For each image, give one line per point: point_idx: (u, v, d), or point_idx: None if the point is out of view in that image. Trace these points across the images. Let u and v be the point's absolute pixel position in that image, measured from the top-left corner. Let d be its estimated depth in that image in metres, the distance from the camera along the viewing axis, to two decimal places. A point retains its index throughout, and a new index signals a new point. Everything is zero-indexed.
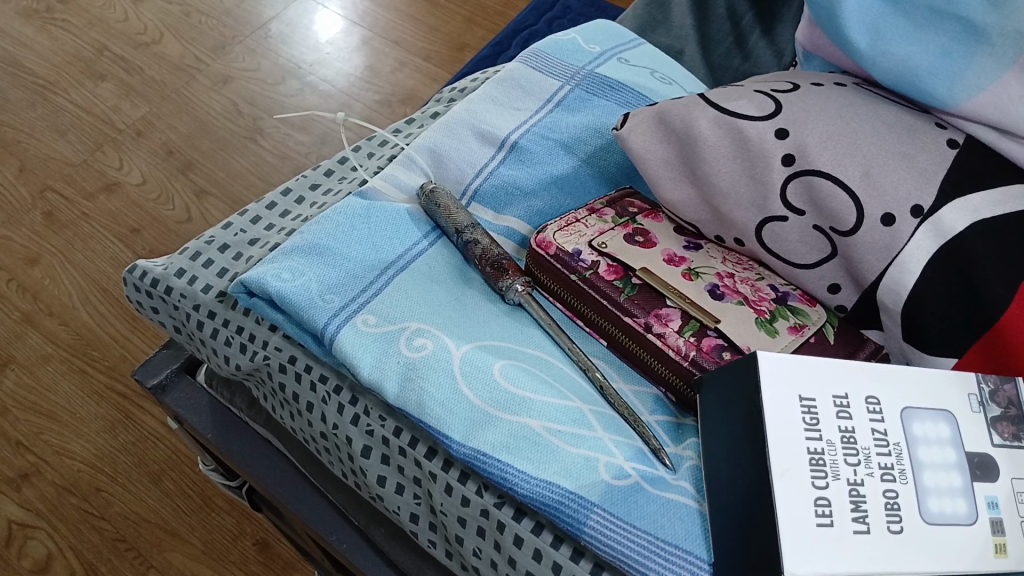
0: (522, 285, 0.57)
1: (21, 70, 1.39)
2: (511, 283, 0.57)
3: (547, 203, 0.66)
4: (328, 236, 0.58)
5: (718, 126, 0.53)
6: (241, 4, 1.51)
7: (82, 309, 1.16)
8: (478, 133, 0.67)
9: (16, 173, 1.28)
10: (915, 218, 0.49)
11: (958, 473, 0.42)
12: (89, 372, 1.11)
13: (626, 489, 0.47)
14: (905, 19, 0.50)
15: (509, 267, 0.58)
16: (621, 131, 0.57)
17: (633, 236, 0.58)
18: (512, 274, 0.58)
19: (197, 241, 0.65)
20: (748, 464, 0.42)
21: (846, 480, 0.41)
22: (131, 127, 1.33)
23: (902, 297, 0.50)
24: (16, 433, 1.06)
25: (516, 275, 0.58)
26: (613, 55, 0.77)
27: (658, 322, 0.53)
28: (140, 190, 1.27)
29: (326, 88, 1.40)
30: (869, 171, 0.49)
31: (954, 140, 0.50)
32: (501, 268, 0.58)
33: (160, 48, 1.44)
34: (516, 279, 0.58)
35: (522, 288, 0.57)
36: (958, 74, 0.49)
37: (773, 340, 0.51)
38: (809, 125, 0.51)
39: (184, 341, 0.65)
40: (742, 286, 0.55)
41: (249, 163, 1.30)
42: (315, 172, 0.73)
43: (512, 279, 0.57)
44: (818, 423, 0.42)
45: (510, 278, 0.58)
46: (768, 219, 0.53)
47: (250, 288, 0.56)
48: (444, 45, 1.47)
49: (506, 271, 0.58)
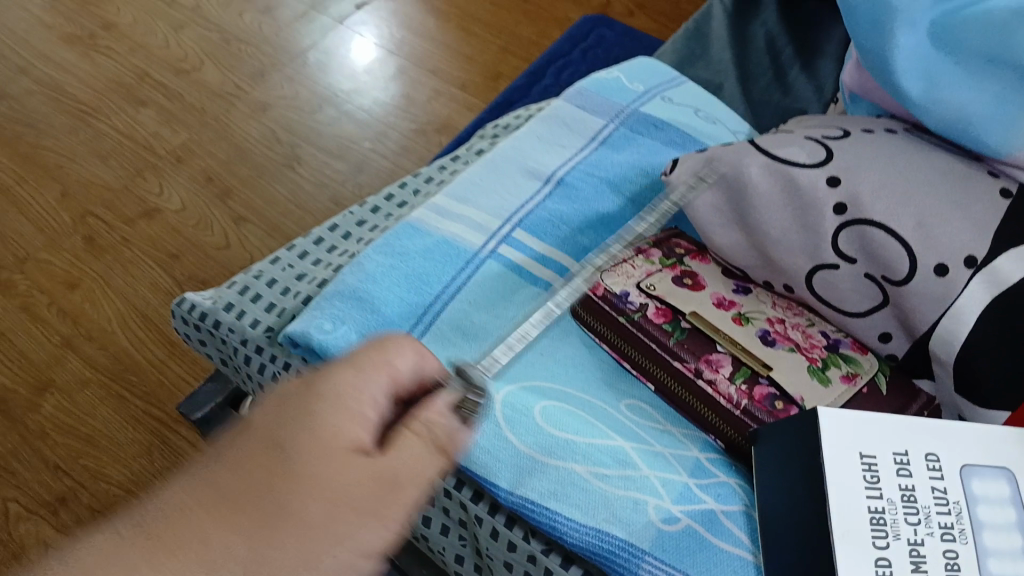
0: (458, 429, 0.42)
1: (62, 93, 1.33)
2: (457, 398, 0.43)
3: (592, 241, 0.66)
4: (367, 283, 0.60)
5: (769, 173, 0.53)
6: (279, 31, 1.44)
7: (121, 334, 1.08)
8: (525, 171, 0.69)
9: (57, 197, 1.21)
10: (968, 269, 0.48)
11: (1020, 535, 0.40)
12: (127, 398, 1.03)
13: (676, 534, 0.47)
14: (959, 67, 0.50)
15: (440, 400, 0.42)
16: (677, 201, 0.59)
17: (681, 278, 0.58)
18: (445, 423, 0.41)
19: (245, 275, 0.66)
20: (810, 520, 0.42)
21: (907, 539, 0.40)
22: (172, 153, 1.27)
23: (954, 348, 0.49)
24: (55, 456, 0.98)
25: (450, 413, 0.42)
26: (657, 93, 0.78)
27: (708, 367, 0.52)
28: (178, 217, 1.20)
29: (363, 117, 1.33)
30: (922, 222, 0.49)
31: (1007, 190, 0.49)
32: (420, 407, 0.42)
33: (199, 75, 1.37)
34: (455, 436, 0.42)
35: (445, 447, 0.42)
36: (1011, 123, 0.49)
37: (826, 390, 0.51)
38: (862, 172, 0.51)
39: (231, 373, 0.66)
40: (793, 333, 0.54)
41: (286, 191, 1.24)
42: (362, 209, 0.73)
43: (434, 436, 0.41)
44: (878, 480, 0.41)
45: (439, 433, 0.41)
46: (819, 267, 0.52)
47: (293, 340, 0.57)
48: (479, 74, 1.39)
49: (425, 418, 0.41)
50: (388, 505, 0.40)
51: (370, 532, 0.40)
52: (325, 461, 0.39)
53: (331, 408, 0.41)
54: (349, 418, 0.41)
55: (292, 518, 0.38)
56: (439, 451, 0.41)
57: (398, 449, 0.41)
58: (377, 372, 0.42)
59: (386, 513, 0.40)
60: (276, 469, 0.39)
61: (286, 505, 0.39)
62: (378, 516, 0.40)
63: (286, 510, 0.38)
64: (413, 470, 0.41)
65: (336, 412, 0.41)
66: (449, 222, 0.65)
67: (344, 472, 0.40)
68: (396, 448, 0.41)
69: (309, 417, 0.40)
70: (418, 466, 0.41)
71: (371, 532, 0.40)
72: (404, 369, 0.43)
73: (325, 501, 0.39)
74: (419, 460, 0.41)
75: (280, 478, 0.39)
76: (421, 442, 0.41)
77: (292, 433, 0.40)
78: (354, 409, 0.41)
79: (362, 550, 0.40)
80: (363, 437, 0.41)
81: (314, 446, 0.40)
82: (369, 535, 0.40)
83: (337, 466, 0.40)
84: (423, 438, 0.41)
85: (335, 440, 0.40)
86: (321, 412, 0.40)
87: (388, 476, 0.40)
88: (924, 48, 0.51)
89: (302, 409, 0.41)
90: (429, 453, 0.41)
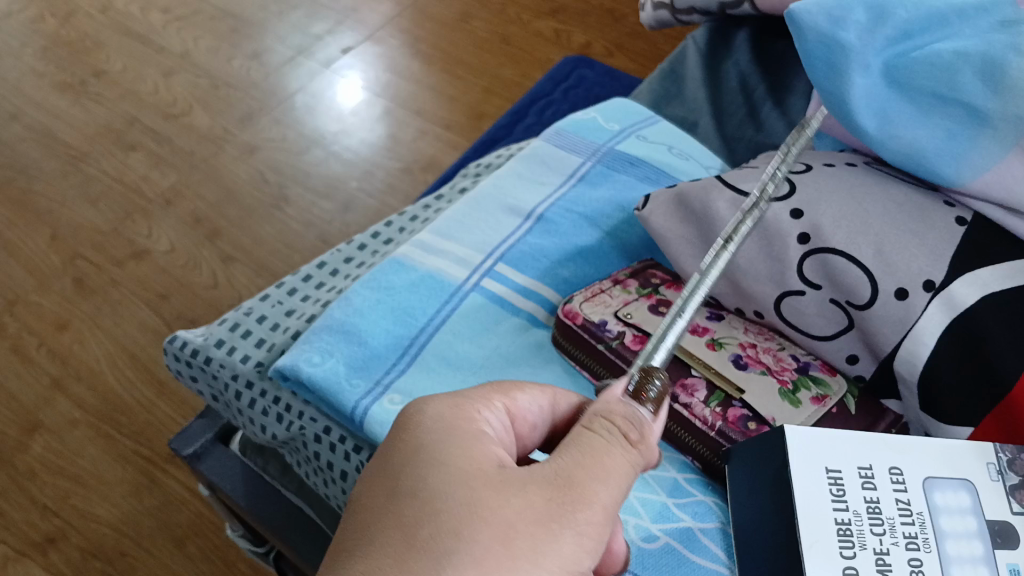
0: (644, 416, 0.41)
1: (54, 140, 1.36)
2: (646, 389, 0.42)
3: (572, 273, 0.68)
4: (353, 317, 0.62)
5: (735, 208, 0.56)
6: (267, 75, 1.48)
7: (109, 374, 1.09)
8: (507, 208, 0.72)
9: (47, 241, 1.23)
10: (926, 292, 0.50)
11: (979, 542, 0.42)
12: (115, 438, 1.04)
13: (656, 552, 0.49)
14: (912, 105, 0.53)
15: (613, 395, 0.42)
16: (654, 233, 0.60)
17: (657, 307, 0.60)
18: (626, 411, 0.40)
19: (236, 313, 0.68)
20: (780, 536, 0.44)
21: (873, 549, 0.42)
22: (161, 196, 1.29)
23: (917, 368, 0.51)
24: (43, 497, 0.98)
25: (628, 403, 0.41)
26: (631, 132, 0.82)
27: (684, 392, 0.55)
28: (167, 258, 1.22)
29: (350, 156, 1.36)
30: (881, 249, 0.51)
31: (962, 218, 0.52)
32: (596, 408, 0.41)
33: (189, 120, 1.40)
34: (640, 426, 0.40)
35: (635, 440, 0.39)
36: (962, 155, 0.52)
37: (795, 411, 0.53)
38: (822, 205, 0.53)
39: (221, 409, 0.67)
40: (764, 356, 0.57)
41: (274, 231, 1.26)
42: (349, 247, 0.75)
43: (618, 428, 0.39)
44: (844, 493, 0.43)
45: (622, 424, 0.39)
46: (786, 293, 0.55)
47: (284, 374, 0.59)
48: (463, 115, 1.43)
49: (605, 413, 0.40)
50: (577, 511, 0.35)
51: (571, 546, 0.35)
52: (481, 483, 0.36)
53: (462, 436, 0.38)
54: (488, 443, 0.39)
55: (459, 554, 0.34)
56: (629, 441, 0.39)
57: (584, 447, 0.38)
58: (496, 405, 0.41)
59: (580, 521, 0.35)
60: (423, 507, 0.35)
61: (455, 535, 0.34)
62: (576, 525, 0.35)
63: (445, 542, 0.34)
64: (602, 465, 0.37)
65: (473, 440, 0.38)
66: (434, 257, 0.68)
67: (508, 491, 0.35)
68: (576, 446, 0.38)
69: (437, 449, 0.38)
70: (610, 458, 0.38)
71: (572, 546, 0.35)
72: (525, 409, 0.43)
73: (496, 524, 0.34)
74: (608, 451, 0.38)
75: (433, 513, 0.35)
76: (603, 434, 0.39)
77: (417, 471, 0.37)
78: (489, 435, 0.39)
79: (567, 567, 0.35)
80: (507, 459, 0.38)
81: (453, 473, 0.36)
82: (569, 549, 0.35)
83: (503, 486, 0.36)
84: (603, 430, 0.39)
85: (482, 464, 0.37)
86: (450, 441, 0.38)
87: (572, 475, 0.36)
88: (878, 88, 0.54)
89: (420, 442, 0.38)
90: (618, 442, 0.38)
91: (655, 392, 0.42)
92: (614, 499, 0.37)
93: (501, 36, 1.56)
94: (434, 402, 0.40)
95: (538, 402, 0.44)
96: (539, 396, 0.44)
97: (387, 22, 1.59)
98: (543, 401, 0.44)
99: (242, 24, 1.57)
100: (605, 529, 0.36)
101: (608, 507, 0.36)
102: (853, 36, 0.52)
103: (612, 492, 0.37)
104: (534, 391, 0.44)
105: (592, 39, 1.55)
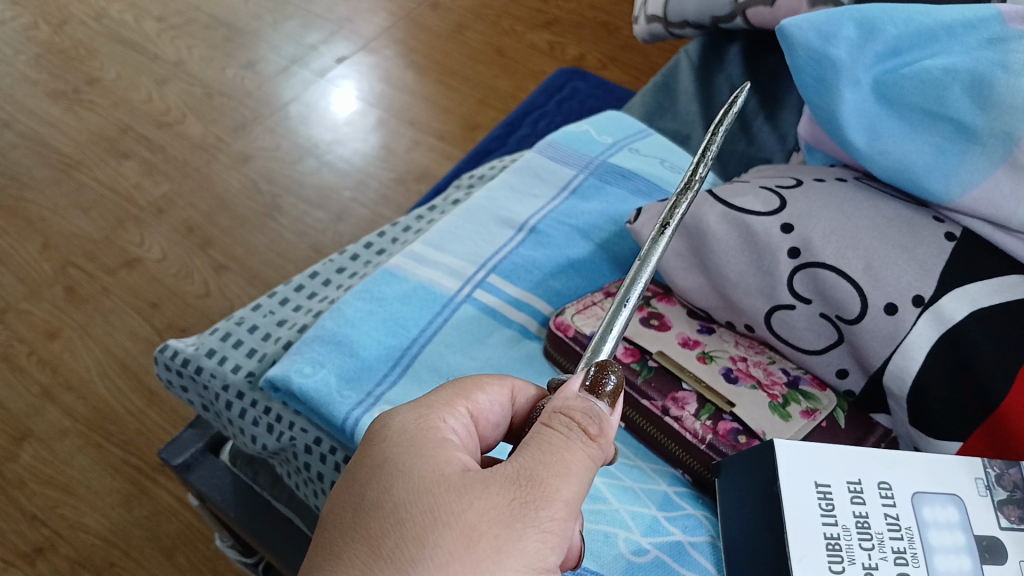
0: (602, 409, 0.39)
1: (47, 148, 1.35)
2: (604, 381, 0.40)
3: (564, 285, 0.68)
4: (345, 328, 0.62)
5: (726, 221, 0.56)
6: (262, 85, 1.48)
7: (100, 383, 1.08)
8: (499, 220, 0.73)
9: (39, 249, 1.22)
10: (916, 308, 0.50)
11: (968, 556, 0.42)
12: (105, 447, 1.03)
13: (646, 565, 0.48)
14: (901, 121, 0.54)
15: (570, 389, 0.40)
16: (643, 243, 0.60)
17: (648, 319, 0.61)
18: (585, 405, 0.39)
19: (227, 322, 0.68)
20: (769, 549, 0.44)
21: (862, 564, 0.42)
22: (153, 205, 1.29)
23: (907, 382, 0.51)
24: (32, 506, 0.98)
25: (585, 397, 0.39)
26: (623, 144, 0.83)
27: (675, 405, 0.55)
28: (159, 266, 1.21)
29: (343, 166, 1.36)
30: (871, 264, 0.51)
31: (952, 233, 0.53)
32: (553, 405, 0.39)
33: (182, 128, 1.40)
34: (599, 419, 0.38)
35: (594, 434, 0.38)
36: (953, 171, 0.52)
37: (785, 424, 0.53)
38: (813, 220, 0.54)
39: (211, 419, 0.67)
40: (754, 370, 0.57)
41: (267, 240, 1.26)
42: (341, 257, 0.75)
43: (577, 422, 0.38)
44: (833, 508, 0.43)
45: (581, 419, 0.38)
46: (775, 307, 0.55)
47: (275, 384, 0.59)
48: (457, 126, 1.43)
49: (563, 408, 0.38)
50: (539, 509, 0.35)
51: (534, 543, 0.35)
52: (443, 488, 0.36)
53: (426, 444, 0.39)
54: (452, 450, 0.39)
55: (424, 563, 0.34)
56: (588, 436, 0.38)
57: (544, 444, 0.37)
58: (458, 410, 0.42)
59: (543, 518, 0.35)
60: (388, 518, 0.36)
61: (419, 543, 0.34)
62: (539, 522, 0.35)
63: (410, 550, 0.34)
64: (561, 461, 0.36)
65: (437, 447, 0.38)
66: (425, 268, 0.68)
67: (470, 494, 0.35)
68: (533, 445, 0.37)
69: (401, 460, 0.38)
70: (571, 453, 0.37)
71: (536, 544, 0.35)
72: (487, 408, 0.43)
73: (459, 528, 0.34)
74: (568, 446, 0.37)
75: (398, 523, 0.35)
76: (562, 430, 0.37)
77: (381, 484, 0.37)
78: (453, 441, 0.39)
79: (532, 563, 0.35)
80: (472, 463, 0.38)
81: (417, 482, 0.37)
82: (533, 546, 0.35)
83: (465, 490, 0.36)
84: (562, 426, 0.38)
85: (446, 470, 0.37)
86: (414, 450, 0.38)
87: (533, 474, 0.36)
88: (868, 105, 0.55)
89: (385, 454, 0.38)
90: (578, 438, 0.37)
91: (613, 385, 0.40)
92: (577, 494, 0.36)
93: (496, 48, 1.57)
94: (398, 415, 0.41)
95: (499, 400, 0.43)
96: (498, 394, 0.43)
97: (381, 33, 1.59)
98: (503, 397, 0.44)
99: (236, 34, 1.57)
100: (569, 524, 0.36)
101: (570, 502, 0.36)
102: (842, 53, 0.54)
103: (575, 486, 0.36)
104: (494, 388, 0.43)
105: (586, 52, 1.55)
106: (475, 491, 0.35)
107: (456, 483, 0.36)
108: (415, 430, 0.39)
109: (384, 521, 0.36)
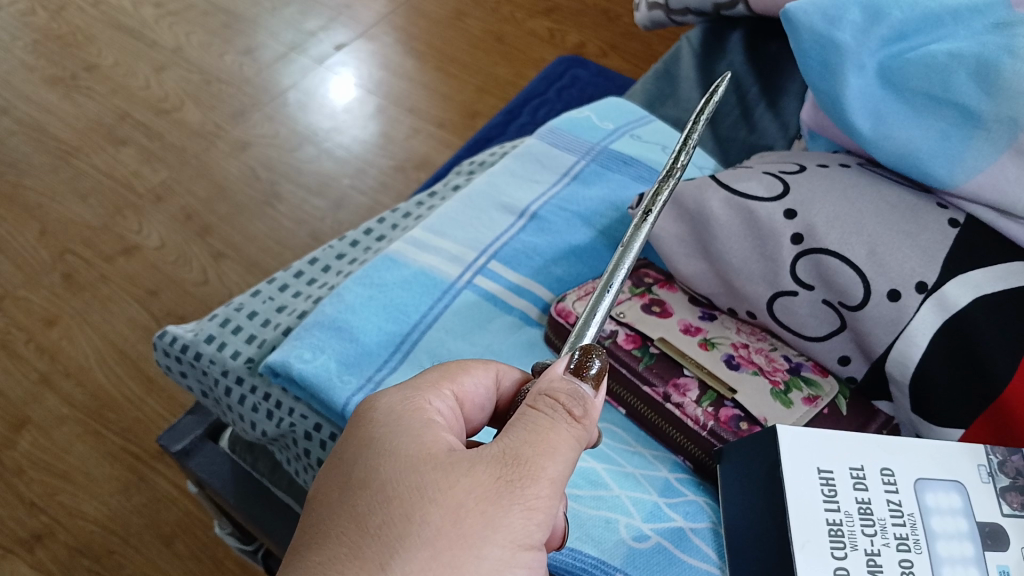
0: (586, 391, 0.38)
1: (45, 135, 1.35)
2: (589, 361, 0.40)
3: (564, 271, 0.68)
4: (345, 313, 0.62)
5: (729, 207, 0.56)
6: (260, 71, 1.47)
7: (98, 370, 1.08)
8: (500, 205, 0.72)
9: (37, 236, 1.22)
10: (919, 294, 0.50)
11: (970, 543, 0.42)
12: (103, 434, 1.03)
13: (647, 551, 0.47)
14: (906, 107, 0.53)
15: (554, 371, 0.39)
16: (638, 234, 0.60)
17: (649, 306, 0.61)
18: (570, 387, 0.38)
19: (226, 308, 0.67)
20: (771, 534, 0.44)
21: (864, 550, 0.42)
22: (152, 192, 1.28)
23: (909, 369, 0.51)
24: (30, 492, 0.97)
25: (570, 379, 0.39)
26: (625, 131, 0.83)
27: (676, 391, 0.55)
28: (158, 254, 1.21)
29: (342, 154, 1.36)
30: (874, 250, 0.51)
31: (955, 220, 0.52)
32: (539, 387, 0.39)
33: (180, 115, 1.39)
34: (584, 400, 0.38)
35: (579, 415, 0.37)
36: (957, 157, 0.52)
37: (788, 411, 0.53)
38: (816, 205, 0.53)
39: (211, 405, 0.67)
40: (756, 357, 0.57)
41: (266, 228, 1.25)
42: (341, 243, 0.75)
43: (562, 403, 0.37)
44: (836, 494, 0.43)
45: (566, 400, 0.38)
46: (778, 293, 0.55)
47: (274, 370, 0.59)
48: (457, 113, 1.42)
49: (548, 389, 0.38)
50: (525, 487, 0.35)
51: (520, 521, 0.35)
52: (430, 466, 0.36)
53: (411, 425, 0.38)
54: (438, 430, 0.38)
55: (411, 539, 0.34)
56: (573, 417, 0.37)
57: (529, 425, 0.37)
58: (443, 392, 0.41)
59: (529, 496, 0.35)
60: (376, 495, 0.35)
61: (407, 521, 0.34)
62: (525, 500, 0.35)
63: (397, 527, 0.34)
64: (547, 441, 0.36)
65: (423, 427, 0.38)
66: (427, 254, 0.67)
67: (457, 472, 0.35)
68: (518, 426, 0.37)
69: (387, 440, 0.38)
70: (556, 433, 0.36)
71: (522, 521, 0.35)
72: (472, 391, 0.43)
73: (447, 504, 0.34)
74: (553, 427, 0.37)
75: (386, 500, 0.35)
76: (548, 412, 0.37)
77: (369, 462, 0.37)
78: (439, 422, 0.39)
79: (518, 540, 0.35)
80: (457, 444, 0.38)
81: (404, 460, 0.36)
82: (519, 524, 0.35)
83: (451, 469, 0.35)
84: (547, 407, 0.37)
85: (432, 449, 0.37)
86: (400, 431, 0.38)
87: (520, 453, 0.36)
88: (872, 88, 0.54)
89: (372, 434, 0.38)
90: (562, 419, 0.37)
91: (596, 368, 0.40)
92: (562, 473, 0.36)
93: (496, 35, 1.56)
94: (384, 397, 0.40)
95: (484, 383, 0.43)
96: (483, 376, 0.43)
97: (380, 19, 1.58)
98: (489, 380, 0.44)
99: (235, 20, 1.56)
100: (555, 502, 0.36)
101: (555, 481, 0.36)
102: (847, 36, 0.53)
103: (560, 465, 0.36)
104: (479, 371, 0.43)
105: (586, 39, 1.55)
106: (461, 468, 0.35)
107: (443, 463, 0.36)
108: (397, 409, 0.39)
109: (371, 499, 0.35)
